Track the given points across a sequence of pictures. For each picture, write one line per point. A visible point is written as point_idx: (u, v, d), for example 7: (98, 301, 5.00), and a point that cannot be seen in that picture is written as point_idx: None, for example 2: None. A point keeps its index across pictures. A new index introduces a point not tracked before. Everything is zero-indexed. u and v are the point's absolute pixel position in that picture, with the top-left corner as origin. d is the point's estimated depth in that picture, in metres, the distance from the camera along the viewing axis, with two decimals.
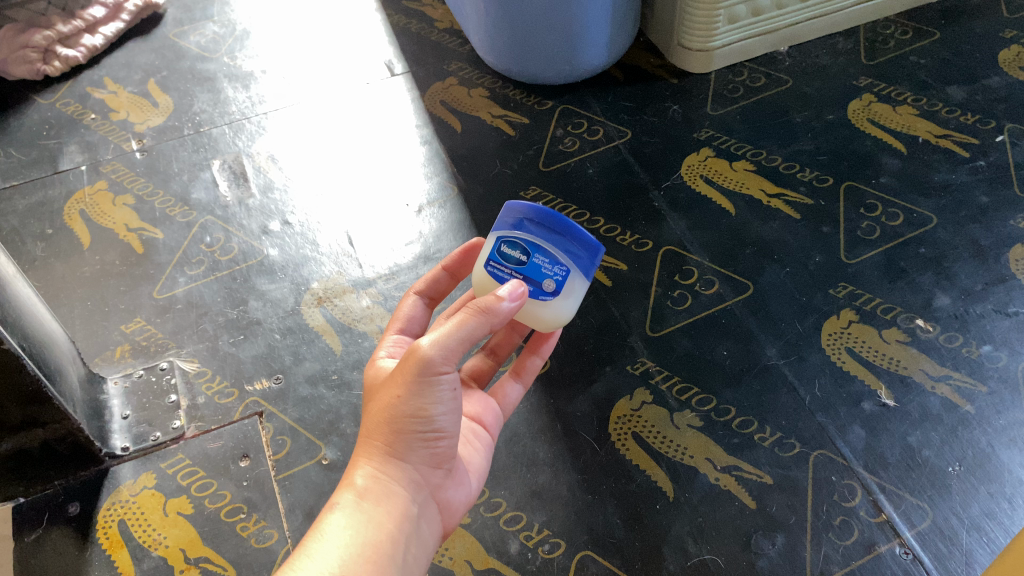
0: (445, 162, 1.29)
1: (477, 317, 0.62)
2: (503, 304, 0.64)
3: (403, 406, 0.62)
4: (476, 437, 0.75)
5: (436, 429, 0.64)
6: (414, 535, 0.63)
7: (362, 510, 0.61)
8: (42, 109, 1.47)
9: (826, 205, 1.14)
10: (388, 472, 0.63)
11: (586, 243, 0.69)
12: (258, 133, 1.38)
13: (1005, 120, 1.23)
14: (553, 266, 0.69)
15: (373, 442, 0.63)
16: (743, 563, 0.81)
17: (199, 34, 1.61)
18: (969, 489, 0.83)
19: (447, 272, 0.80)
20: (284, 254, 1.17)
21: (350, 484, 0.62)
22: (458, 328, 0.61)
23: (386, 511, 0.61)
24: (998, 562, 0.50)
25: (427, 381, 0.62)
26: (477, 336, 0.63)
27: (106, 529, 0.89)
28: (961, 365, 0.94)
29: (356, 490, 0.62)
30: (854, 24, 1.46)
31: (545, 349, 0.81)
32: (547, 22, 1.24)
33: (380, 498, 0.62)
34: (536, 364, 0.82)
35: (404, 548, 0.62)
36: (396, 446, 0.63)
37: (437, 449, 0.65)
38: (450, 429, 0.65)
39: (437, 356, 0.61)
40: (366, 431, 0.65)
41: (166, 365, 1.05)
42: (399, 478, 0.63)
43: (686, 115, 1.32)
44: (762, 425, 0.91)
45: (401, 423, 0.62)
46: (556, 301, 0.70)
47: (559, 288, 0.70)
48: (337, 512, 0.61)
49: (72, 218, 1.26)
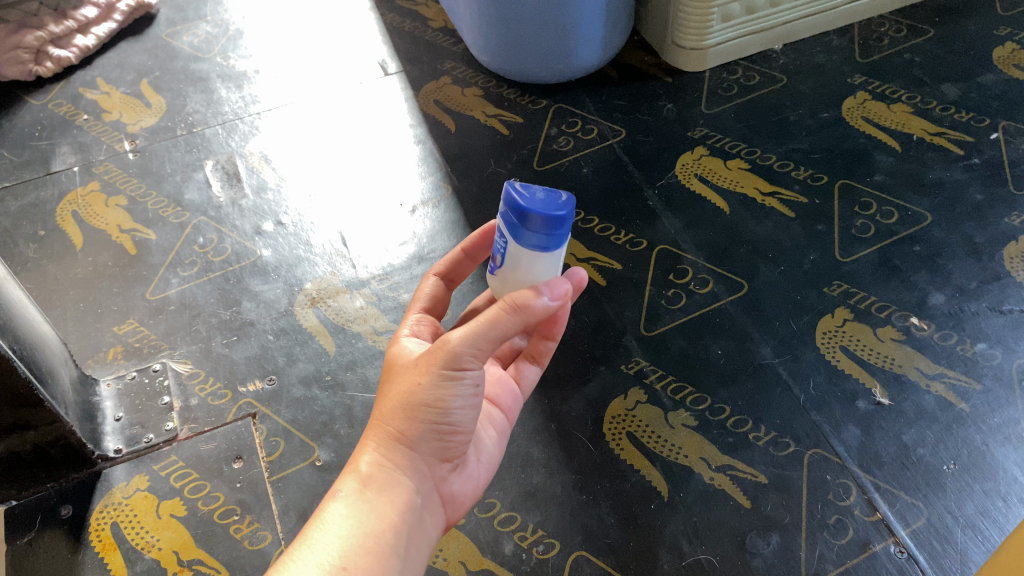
0: (439, 161, 1.29)
1: (512, 314, 0.61)
2: (540, 300, 0.61)
3: (422, 397, 0.61)
4: (490, 423, 0.74)
5: (452, 423, 0.63)
6: (417, 527, 0.63)
7: (363, 500, 0.60)
8: (34, 110, 1.47)
9: (820, 204, 1.14)
10: (393, 461, 0.62)
11: (538, 220, 0.60)
12: (251, 133, 1.37)
13: (1000, 117, 1.23)
14: (501, 240, 0.65)
15: (381, 429, 0.63)
16: (738, 563, 0.80)
17: (192, 34, 1.61)
18: (963, 488, 0.83)
19: (466, 254, 0.78)
20: (277, 255, 1.17)
21: (354, 471, 0.62)
22: (491, 326, 0.60)
23: (389, 502, 0.61)
24: (996, 558, 0.49)
25: (453, 376, 0.61)
26: (509, 332, 0.61)
27: (99, 532, 0.89)
28: (956, 363, 0.93)
29: (360, 477, 0.62)
30: (848, 22, 1.45)
31: (557, 332, 0.77)
32: (540, 21, 1.24)
33: (384, 488, 0.61)
34: (549, 346, 0.79)
35: (406, 540, 0.61)
36: (407, 436, 0.62)
37: (448, 443, 0.65)
38: (468, 423, 0.64)
39: (464, 351, 0.60)
40: (377, 415, 0.64)
41: (159, 366, 1.04)
42: (404, 468, 0.63)
43: (680, 113, 1.32)
44: (757, 424, 0.91)
45: (417, 414, 0.61)
46: (506, 275, 0.67)
47: (505, 261, 0.66)
48: (339, 501, 0.61)
49: (64, 219, 1.25)
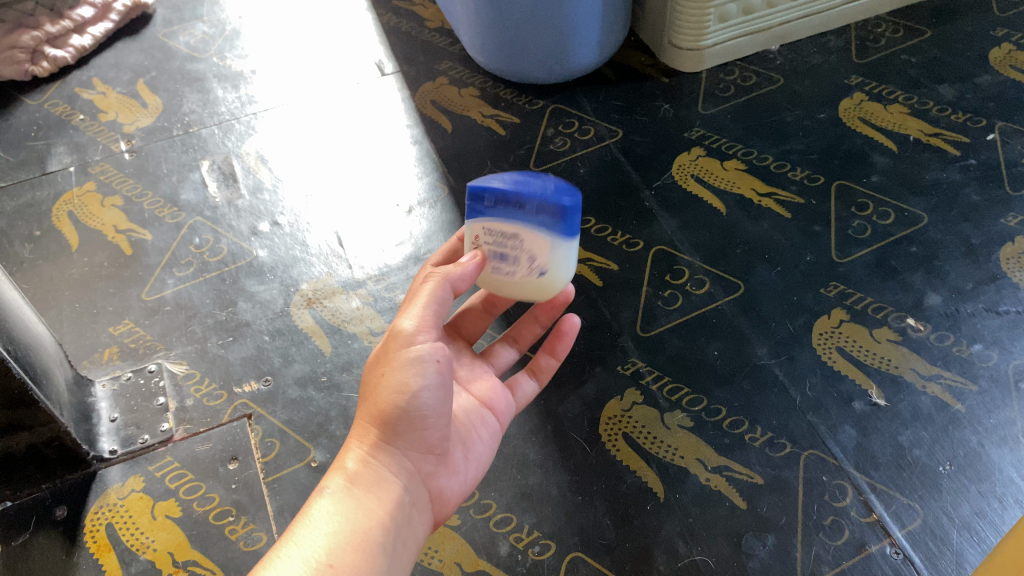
0: (435, 162, 1.29)
1: (441, 283, 0.64)
2: (462, 266, 0.66)
3: (385, 383, 0.63)
4: (483, 421, 0.73)
5: (422, 409, 0.63)
6: (404, 524, 0.63)
7: (350, 497, 0.61)
8: (31, 110, 1.46)
9: (817, 204, 1.14)
10: (376, 456, 0.63)
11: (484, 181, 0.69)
12: (247, 134, 1.37)
13: (996, 118, 1.23)
14: None
15: (362, 425, 0.64)
16: (734, 564, 0.80)
17: (188, 34, 1.60)
18: (959, 489, 0.83)
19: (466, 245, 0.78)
20: (273, 256, 1.17)
21: (340, 469, 0.63)
22: (428, 298, 0.64)
23: (375, 498, 0.61)
24: (996, 557, 0.49)
25: (409, 357, 0.62)
26: (443, 299, 0.65)
27: (94, 532, 0.89)
28: (952, 364, 0.93)
29: (345, 475, 0.63)
30: (844, 23, 1.45)
31: (561, 350, 0.81)
32: (538, 22, 1.24)
33: (366, 483, 0.62)
34: (550, 363, 0.82)
35: (392, 536, 0.61)
36: (385, 429, 0.63)
37: (425, 433, 0.64)
38: (441, 409, 0.64)
39: (411, 329, 0.63)
40: (359, 414, 0.66)
41: (155, 367, 1.04)
42: (386, 463, 0.63)
43: (677, 114, 1.32)
44: (753, 425, 0.91)
45: (384, 402, 0.63)
46: None
47: None
48: (326, 498, 0.62)
49: (60, 219, 1.25)
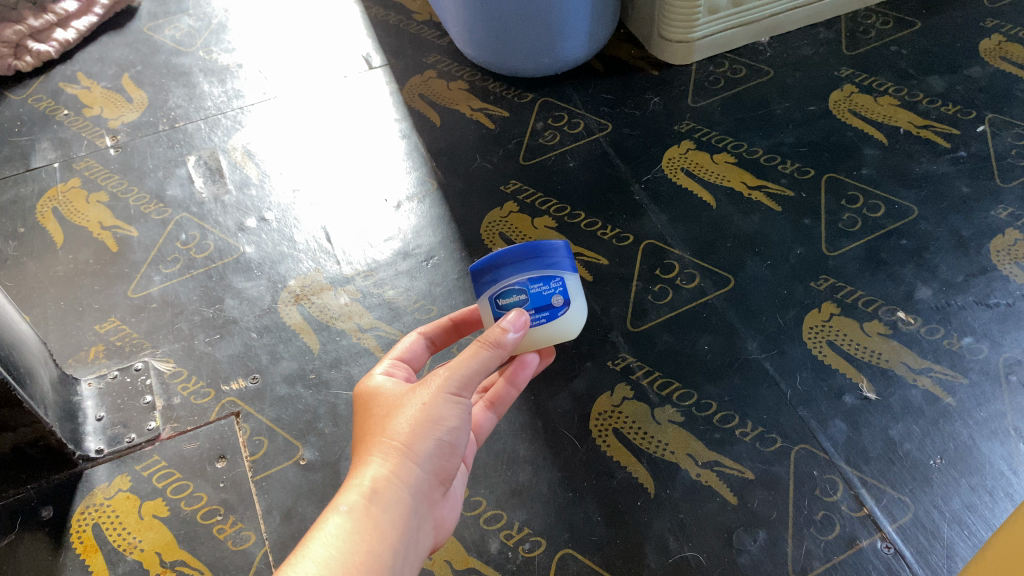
0: (424, 156, 1.27)
1: (490, 348, 0.62)
2: (509, 333, 0.62)
3: (427, 412, 0.60)
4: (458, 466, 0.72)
5: (452, 441, 0.61)
6: (415, 552, 0.59)
7: (369, 517, 0.55)
8: (14, 106, 1.44)
9: (807, 197, 1.14)
10: (400, 479, 0.58)
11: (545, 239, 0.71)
12: (234, 128, 1.35)
13: (986, 110, 1.23)
14: (550, 284, 0.66)
15: (389, 444, 0.59)
16: (724, 560, 0.80)
17: (173, 28, 1.58)
18: (950, 482, 0.83)
19: (454, 323, 0.77)
20: (261, 252, 1.15)
21: (357, 486, 0.57)
22: (480, 358, 0.61)
23: (394, 521, 0.56)
24: (997, 537, 0.48)
25: (455, 394, 0.61)
26: (491, 367, 0.62)
27: (80, 533, 0.88)
28: (942, 357, 0.93)
29: (364, 493, 0.56)
30: (835, 14, 1.45)
31: (521, 379, 0.72)
32: (526, 15, 1.22)
33: (386, 504, 0.57)
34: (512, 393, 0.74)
35: (407, 564, 0.57)
36: (415, 454, 0.59)
37: (446, 464, 0.62)
38: (465, 444, 0.63)
39: (466, 374, 0.61)
40: (378, 432, 0.60)
41: (141, 365, 1.03)
42: (409, 486, 0.59)
43: (667, 107, 1.31)
44: (743, 420, 0.90)
45: (424, 429, 0.60)
46: (568, 313, 0.67)
47: (567, 298, 0.67)
48: (339, 516, 0.55)
49: (43, 217, 1.23)
